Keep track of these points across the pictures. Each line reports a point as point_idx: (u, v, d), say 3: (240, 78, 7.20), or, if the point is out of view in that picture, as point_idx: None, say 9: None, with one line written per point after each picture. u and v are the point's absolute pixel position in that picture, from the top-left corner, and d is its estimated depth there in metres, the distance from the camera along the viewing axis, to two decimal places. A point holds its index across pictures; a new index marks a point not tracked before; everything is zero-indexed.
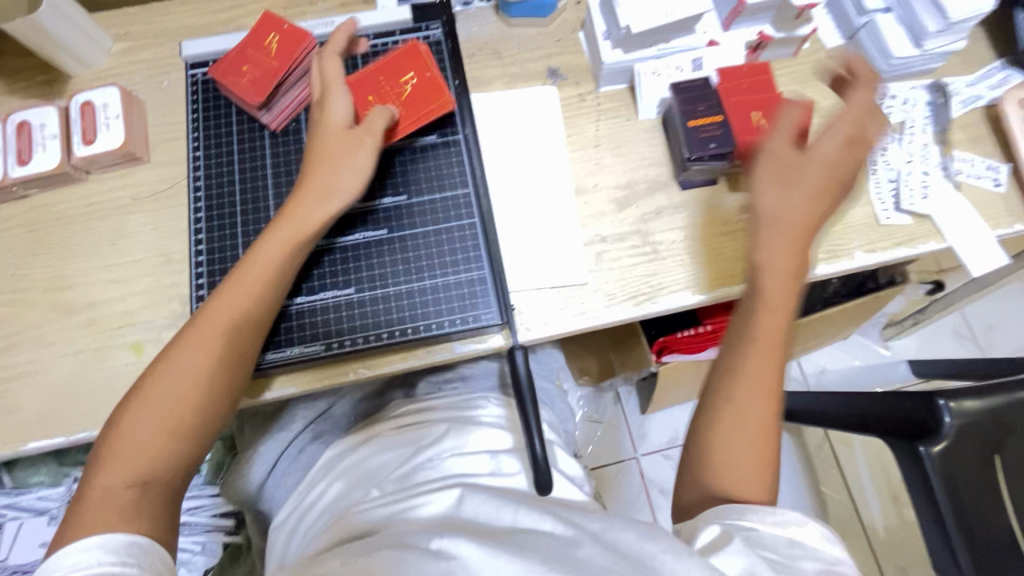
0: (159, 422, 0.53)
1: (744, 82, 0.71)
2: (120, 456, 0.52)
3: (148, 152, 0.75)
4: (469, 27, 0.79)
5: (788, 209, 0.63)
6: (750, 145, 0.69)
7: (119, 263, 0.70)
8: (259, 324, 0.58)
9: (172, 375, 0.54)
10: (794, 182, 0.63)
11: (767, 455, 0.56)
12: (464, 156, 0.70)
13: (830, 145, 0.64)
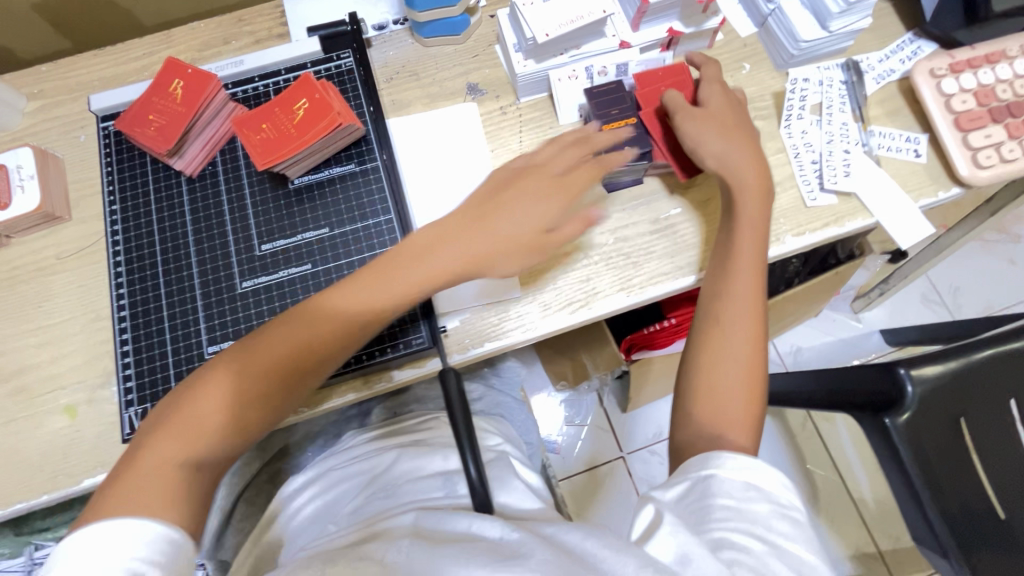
0: (201, 425, 0.50)
1: (659, 82, 0.72)
2: (150, 461, 0.48)
3: (69, 210, 0.74)
4: (385, 51, 0.79)
5: (735, 172, 0.66)
6: (675, 150, 0.71)
7: (47, 325, 0.69)
8: (337, 345, 0.56)
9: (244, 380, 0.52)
10: (722, 139, 0.66)
11: (751, 410, 0.58)
12: (383, 182, 0.68)
13: (727, 105, 0.69)
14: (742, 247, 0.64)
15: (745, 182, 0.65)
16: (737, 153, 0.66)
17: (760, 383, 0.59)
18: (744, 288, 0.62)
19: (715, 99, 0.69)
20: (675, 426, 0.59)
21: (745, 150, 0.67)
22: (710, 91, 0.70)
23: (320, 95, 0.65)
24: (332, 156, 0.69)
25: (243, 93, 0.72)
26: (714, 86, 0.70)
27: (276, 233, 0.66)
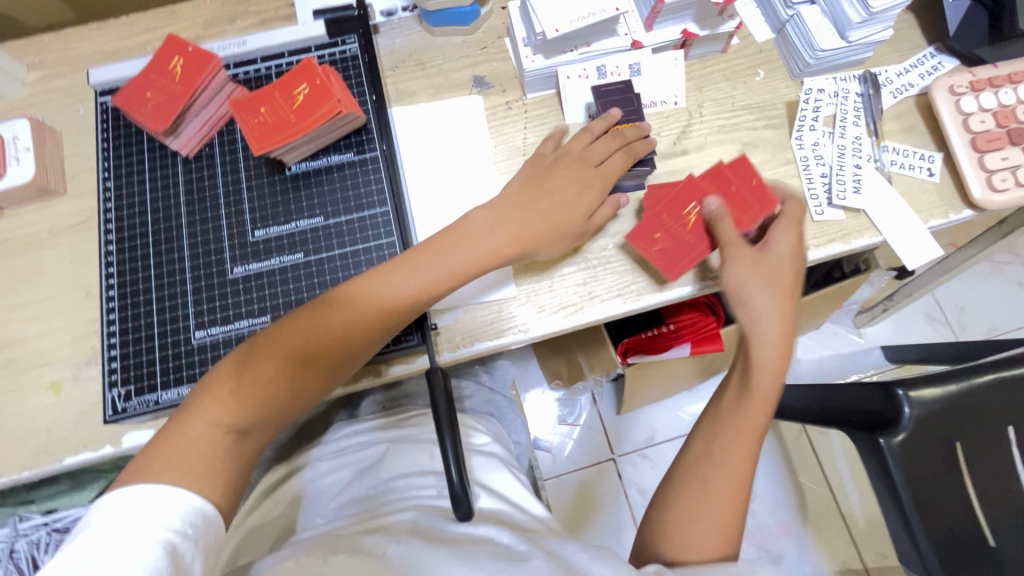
0: (239, 398, 0.52)
1: (735, 188, 0.67)
2: (194, 427, 0.50)
3: (65, 184, 0.73)
4: (391, 38, 0.78)
5: (766, 322, 0.64)
6: (651, 223, 0.67)
7: (36, 300, 0.68)
8: (349, 340, 0.56)
9: (260, 369, 0.53)
10: (763, 294, 0.64)
11: (727, 534, 0.57)
12: (382, 173, 0.67)
13: (789, 266, 0.65)
14: (756, 381, 0.62)
15: (762, 329, 0.64)
16: (761, 303, 0.64)
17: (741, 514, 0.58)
18: (741, 428, 0.61)
19: (780, 246, 0.65)
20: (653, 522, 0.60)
21: (782, 310, 0.65)
22: (784, 233, 0.65)
23: (321, 80, 0.63)
24: (332, 144, 0.68)
25: (245, 75, 0.70)
26: (788, 226, 0.65)
27: (270, 220, 0.65)
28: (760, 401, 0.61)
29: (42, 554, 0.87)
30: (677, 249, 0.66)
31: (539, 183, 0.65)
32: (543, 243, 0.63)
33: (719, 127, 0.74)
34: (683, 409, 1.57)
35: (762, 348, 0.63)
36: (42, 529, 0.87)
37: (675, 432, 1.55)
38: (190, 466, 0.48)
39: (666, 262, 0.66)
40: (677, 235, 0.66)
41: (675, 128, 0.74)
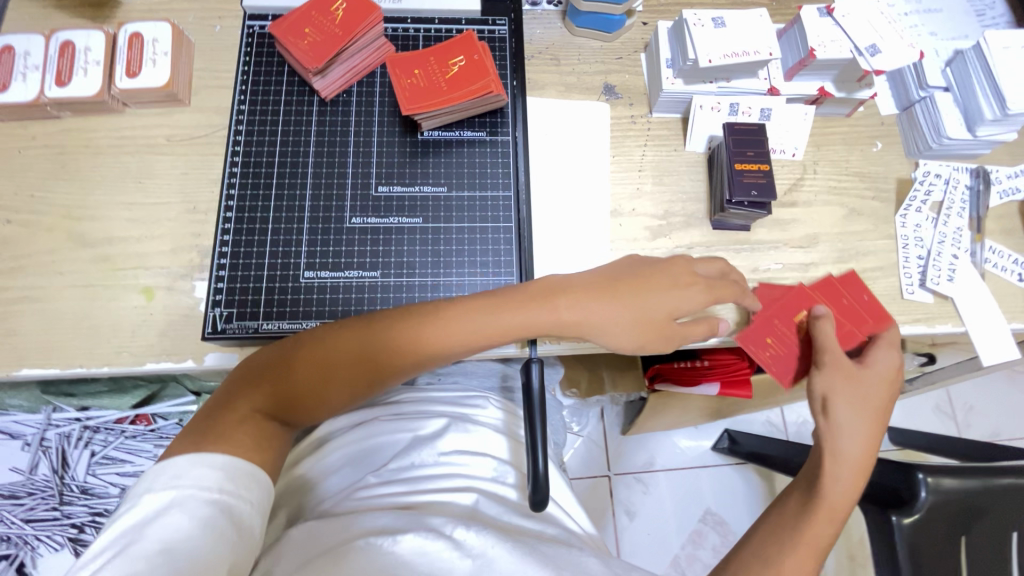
0: (284, 388, 0.54)
1: (846, 303, 0.69)
2: (239, 410, 0.52)
3: (190, 96, 0.73)
4: (533, 28, 0.78)
5: (846, 432, 0.61)
6: (764, 327, 0.67)
7: (143, 203, 0.69)
8: (396, 362, 0.56)
9: (315, 366, 0.55)
10: (852, 407, 0.62)
11: None
12: (509, 159, 0.69)
13: (880, 390, 0.64)
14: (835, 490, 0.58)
15: (838, 434, 0.61)
16: (843, 418, 0.62)
17: None
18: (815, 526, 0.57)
19: (874, 366, 0.64)
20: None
21: (864, 428, 0.62)
22: (879, 356, 0.65)
23: (477, 56, 0.65)
24: (467, 119, 0.69)
25: (393, 31, 0.71)
26: (884, 353, 0.65)
27: (395, 179, 0.66)
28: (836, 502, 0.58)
29: (72, 449, 0.88)
30: (786, 355, 0.67)
31: (649, 273, 0.62)
32: (604, 327, 0.59)
33: (829, 188, 0.76)
34: (683, 441, 1.58)
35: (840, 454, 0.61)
36: (74, 424, 0.87)
37: (676, 464, 1.56)
38: (239, 439, 0.50)
39: (778, 368, 0.66)
40: (787, 342, 0.67)
41: (787, 180, 0.76)
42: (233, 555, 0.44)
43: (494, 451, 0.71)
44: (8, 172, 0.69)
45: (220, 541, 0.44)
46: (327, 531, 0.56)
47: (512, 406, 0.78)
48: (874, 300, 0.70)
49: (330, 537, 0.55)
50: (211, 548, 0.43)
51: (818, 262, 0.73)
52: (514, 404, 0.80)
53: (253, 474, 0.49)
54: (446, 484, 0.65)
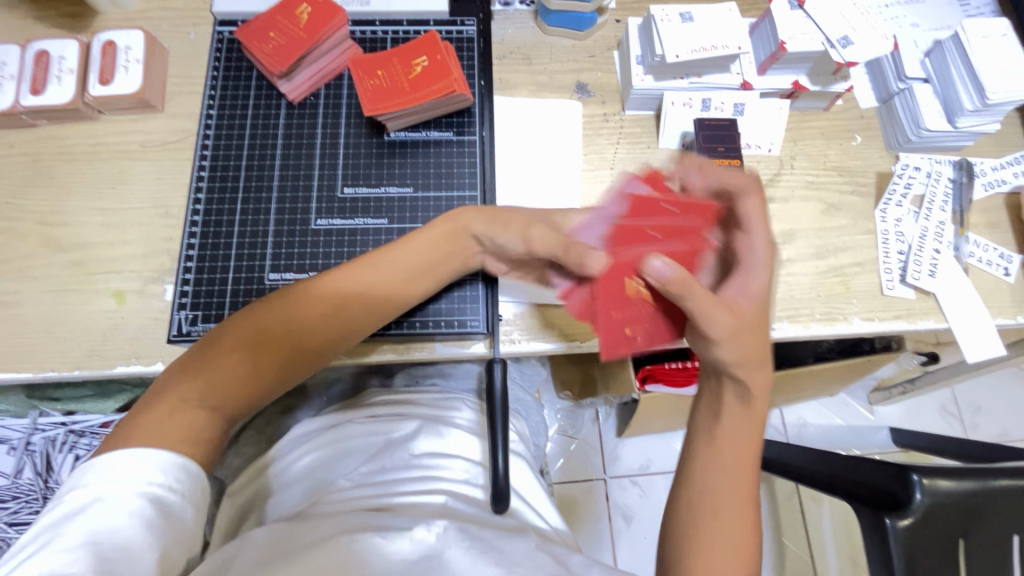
0: (216, 369, 0.51)
1: (649, 226, 0.58)
2: (195, 389, 0.50)
3: (163, 102, 0.74)
4: (504, 28, 0.78)
5: (733, 353, 0.51)
6: (630, 313, 0.57)
7: (116, 208, 0.70)
8: (332, 327, 0.55)
9: (249, 340, 0.53)
10: (733, 324, 0.51)
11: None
12: (476, 159, 0.69)
13: (740, 298, 0.53)
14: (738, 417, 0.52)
15: (738, 371, 0.52)
16: (722, 350, 0.51)
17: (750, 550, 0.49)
18: (735, 501, 0.50)
19: (757, 261, 0.54)
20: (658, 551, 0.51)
21: (744, 355, 0.51)
22: (730, 293, 0.53)
23: (440, 57, 0.65)
24: (434, 119, 0.69)
25: (361, 34, 0.72)
26: (745, 249, 0.54)
27: (361, 180, 0.67)
28: (744, 466, 0.52)
29: (56, 453, 0.88)
30: (652, 330, 0.57)
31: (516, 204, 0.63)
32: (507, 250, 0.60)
33: (806, 183, 0.75)
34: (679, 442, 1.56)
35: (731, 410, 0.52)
36: (59, 429, 0.87)
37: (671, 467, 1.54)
38: (167, 433, 0.48)
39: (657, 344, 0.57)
40: (642, 319, 0.57)
41: (763, 175, 0.74)
42: (168, 548, 0.44)
43: (468, 453, 0.71)
44: None
45: (152, 539, 0.43)
46: (290, 530, 0.55)
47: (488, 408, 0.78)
48: (678, 201, 0.59)
49: (292, 535, 0.54)
50: (142, 541, 0.42)
51: (795, 258, 0.72)
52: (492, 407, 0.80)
53: (186, 467, 0.48)
54: (418, 485, 0.64)
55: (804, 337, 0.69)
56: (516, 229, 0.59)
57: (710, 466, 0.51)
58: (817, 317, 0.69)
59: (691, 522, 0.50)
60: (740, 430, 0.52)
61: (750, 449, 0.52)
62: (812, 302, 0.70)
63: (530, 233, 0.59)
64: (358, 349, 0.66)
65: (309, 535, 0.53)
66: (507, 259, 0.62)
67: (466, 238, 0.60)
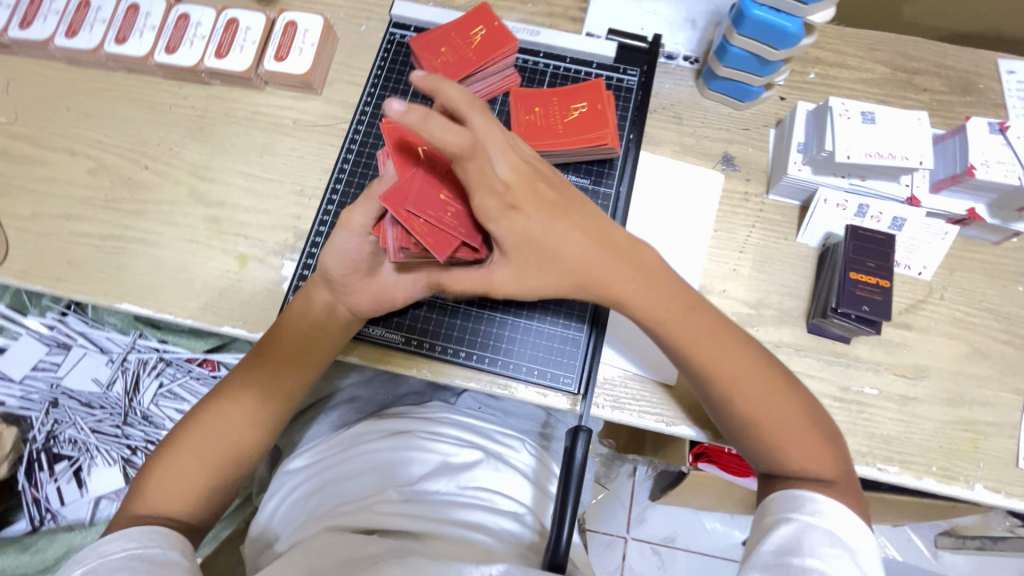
0: (191, 453, 0.57)
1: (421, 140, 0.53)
2: (181, 471, 0.56)
3: (323, 86, 0.77)
4: (662, 81, 0.76)
5: (577, 279, 0.54)
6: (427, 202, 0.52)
7: (259, 176, 0.74)
8: (260, 382, 0.61)
9: (199, 432, 0.58)
10: (551, 226, 0.52)
11: (819, 438, 0.55)
12: (607, 212, 0.69)
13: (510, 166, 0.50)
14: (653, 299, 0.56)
15: (621, 288, 0.55)
16: (543, 279, 0.54)
17: (807, 410, 0.56)
18: (770, 391, 0.55)
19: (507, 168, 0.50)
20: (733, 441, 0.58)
21: (585, 273, 0.54)
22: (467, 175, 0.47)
23: (601, 106, 0.64)
24: (574, 164, 0.69)
25: (523, 62, 0.72)
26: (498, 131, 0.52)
27: None
28: (749, 363, 0.56)
29: (144, 375, 0.95)
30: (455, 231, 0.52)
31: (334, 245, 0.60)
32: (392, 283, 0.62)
33: (954, 319, 0.67)
34: (713, 523, 1.45)
35: (653, 313, 0.56)
36: (153, 353, 0.95)
37: (699, 547, 1.44)
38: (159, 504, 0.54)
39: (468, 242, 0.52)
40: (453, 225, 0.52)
41: (906, 299, 0.68)
42: None
43: (518, 496, 0.69)
44: (157, 123, 0.76)
45: None
46: (336, 550, 0.56)
47: (546, 456, 0.76)
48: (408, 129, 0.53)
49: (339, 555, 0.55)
50: None
51: (922, 398, 0.65)
52: (551, 456, 0.78)
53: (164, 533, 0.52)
54: (467, 519, 0.63)
55: (913, 488, 0.63)
56: (352, 227, 0.57)
57: (714, 374, 0.55)
58: (933, 472, 0.62)
59: (748, 430, 0.56)
60: (692, 327, 0.56)
61: (715, 328, 0.56)
62: (931, 452, 0.63)
63: (355, 222, 0.57)
64: (442, 371, 0.66)
65: (347, 560, 0.54)
66: (357, 267, 0.60)
67: (317, 292, 0.63)
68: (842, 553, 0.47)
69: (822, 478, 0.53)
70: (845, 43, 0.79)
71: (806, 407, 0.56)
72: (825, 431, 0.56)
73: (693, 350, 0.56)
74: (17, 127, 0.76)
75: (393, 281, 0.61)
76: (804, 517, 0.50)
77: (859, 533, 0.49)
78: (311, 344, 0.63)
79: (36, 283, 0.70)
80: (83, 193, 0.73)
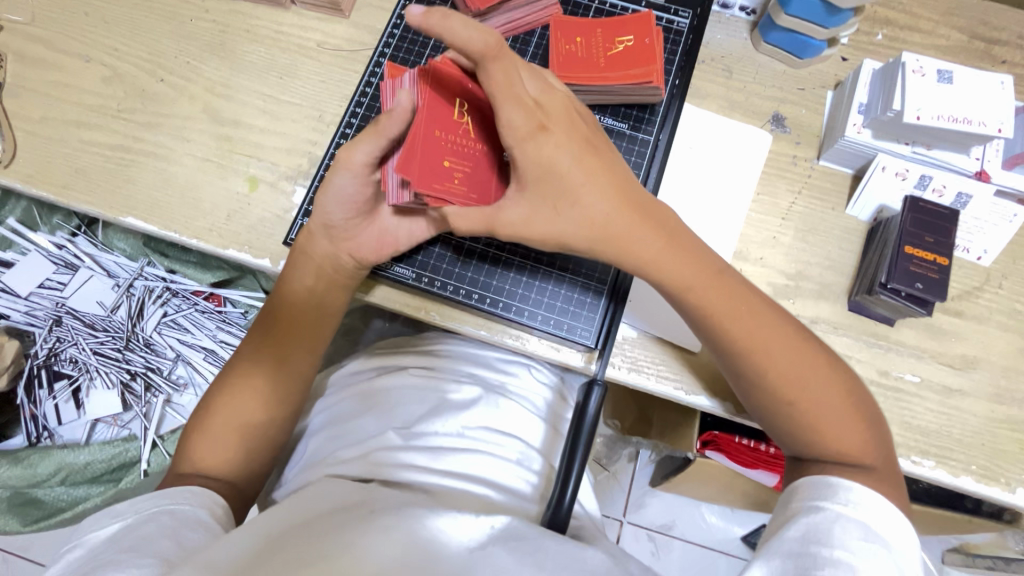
0: (222, 417, 0.57)
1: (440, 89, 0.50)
2: (217, 424, 0.56)
3: (351, 10, 0.73)
4: (714, 31, 0.71)
5: (599, 233, 0.49)
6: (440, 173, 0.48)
7: (276, 98, 0.70)
8: (270, 337, 0.60)
9: (227, 398, 0.57)
10: (578, 168, 0.48)
11: (857, 418, 0.51)
12: (644, 160, 0.64)
13: (539, 93, 0.48)
14: (680, 267, 0.51)
15: (646, 251, 0.50)
16: (562, 226, 0.49)
17: (846, 390, 0.51)
18: (807, 368, 0.50)
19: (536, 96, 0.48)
20: (767, 420, 0.53)
21: (609, 227, 0.49)
22: (493, 77, 0.44)
23: (649, 41, 0.60)
24: (613, 107, 0.65)
25: None
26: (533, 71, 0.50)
27: None
28: (786, 335, 0.51)
29: (150, 304, 0.94)
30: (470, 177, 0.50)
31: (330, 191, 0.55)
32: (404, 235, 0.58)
33: (1011, 310, 0.62)
34: (712, 517, 1.41)
35: (684, 274, 0.51)
36: (160, 283, 0.94)
37: (695, 538, 1.40)
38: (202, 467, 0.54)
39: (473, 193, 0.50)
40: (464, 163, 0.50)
41: (961, 285, 0.62)
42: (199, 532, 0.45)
43: (522, 434, 0.66)
44: (175, 35, 0.73)
45: (180, 530, 0.45)
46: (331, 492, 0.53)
47: (561, 389, 0.73)
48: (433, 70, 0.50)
49: (325, 500, 0.52)
50: (171, 531, 0.44)
51: (967, 392, 0.60)
52: (567, 388, 0.74)
53: (193, 494, 0.50)
54: (469, 463, 0.61)
55: (947, 485, 0.58)
56: (353, 166, 0.52)
57: (743, 345, 0.51)
58: (972, 470, 0.58)
59: (781, 406, 0.51)
60: (718, 291, 0.51)
61: (746, 297, 0.52)
62: (972, 450, 0.58)
63: (355, 160, 0.52)
64: (453, 316, 0.63)
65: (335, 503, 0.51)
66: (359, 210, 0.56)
67: (318, 241, 0.58)
68: (876, 548, 0.42)
69: (858, 462, 0.49)
70: (919, 4, 0.72)
71: (847, 387, 0.51)
72: (863, 407, 0.51)
73: (724, 319, 0.51)
74: (33, 28, 0.73)
75: (395, 224, 0.59)
76: (836, 507, 0.45)
77: (899, 532, 0.44)
78: (321, 299, 0.60)
79: (41, 189, 0.67)
80: (95, 101, 0.70)
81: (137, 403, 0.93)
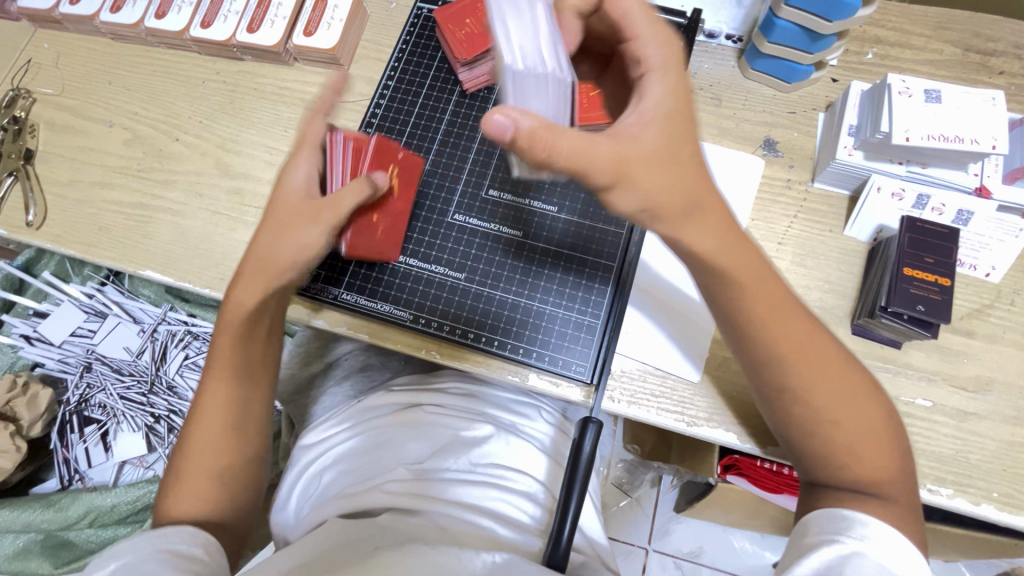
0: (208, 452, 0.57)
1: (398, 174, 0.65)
2: (199, 458, 0.56)
3: (350, 62, 0.76)
4: (701, 61, 0.72)
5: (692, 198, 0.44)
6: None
7: (282, 151, 0.74)
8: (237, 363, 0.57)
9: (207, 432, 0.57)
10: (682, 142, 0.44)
11: (880, 449, 0.48)
12: None
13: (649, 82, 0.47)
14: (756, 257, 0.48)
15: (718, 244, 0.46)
16: (664, 182, 0.43)
17: (881, 413, 0.49)
18: (846, 387, 0.49)
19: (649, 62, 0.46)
20: (809, 445, 0.49)
21: (701, 199, 0.45)
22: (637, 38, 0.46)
23: None
24: None
25: None
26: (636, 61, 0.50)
27: (509, 186, 0.68)
28: (833, 351, 0.49)
29: (172, 347, 0.99)
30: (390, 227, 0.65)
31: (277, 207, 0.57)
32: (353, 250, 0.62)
33: None
34: (741, 542, 1.36)
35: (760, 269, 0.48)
36: (182, 326, 0.99)
37: (727, 565, 1.35)
38: (193, 501, 0.55)
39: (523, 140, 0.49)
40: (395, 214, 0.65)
41: (970, 303, 0.61)
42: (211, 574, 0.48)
43: (532, 470, 0.66)
44: (189, 97, 0.78)
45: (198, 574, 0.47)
46: (333, 531, 0.53)
47: (566, 428, 0.73)
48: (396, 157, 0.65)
49: (333, 540, 0.52)
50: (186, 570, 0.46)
51: (985, 415, 0.57)
52: (570, 424, 0.75)
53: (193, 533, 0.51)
54: (478, 496, 0.61)
55: (969, 514, 0.55)
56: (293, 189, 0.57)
57: (787, 358, 0.48)
58: (994, 498, 0.55)
59: (820, 428, 0.48)
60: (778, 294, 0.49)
61: (796, 312, 0.49)
62: (993, 476, 0.56)
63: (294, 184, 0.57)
64: (453, 353, 0.64)
65: (340, 539, 0.52)
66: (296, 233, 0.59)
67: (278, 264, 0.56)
68: None
69: (878, 494, 0.48)
70: (909, 21, 0.72)
71: (873, 411, 0.49)
72: (889, 437, 0.49)
73: (782, 323, 0.48)
74: (63, 98, 0.79)
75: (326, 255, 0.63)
76: (849, 542, 0.45)
77: (910, 563, 0.44)
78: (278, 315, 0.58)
79: (68, 248, 0.72)
80: (117, 162, 0.76)
81: (161, 444, 0.96)
